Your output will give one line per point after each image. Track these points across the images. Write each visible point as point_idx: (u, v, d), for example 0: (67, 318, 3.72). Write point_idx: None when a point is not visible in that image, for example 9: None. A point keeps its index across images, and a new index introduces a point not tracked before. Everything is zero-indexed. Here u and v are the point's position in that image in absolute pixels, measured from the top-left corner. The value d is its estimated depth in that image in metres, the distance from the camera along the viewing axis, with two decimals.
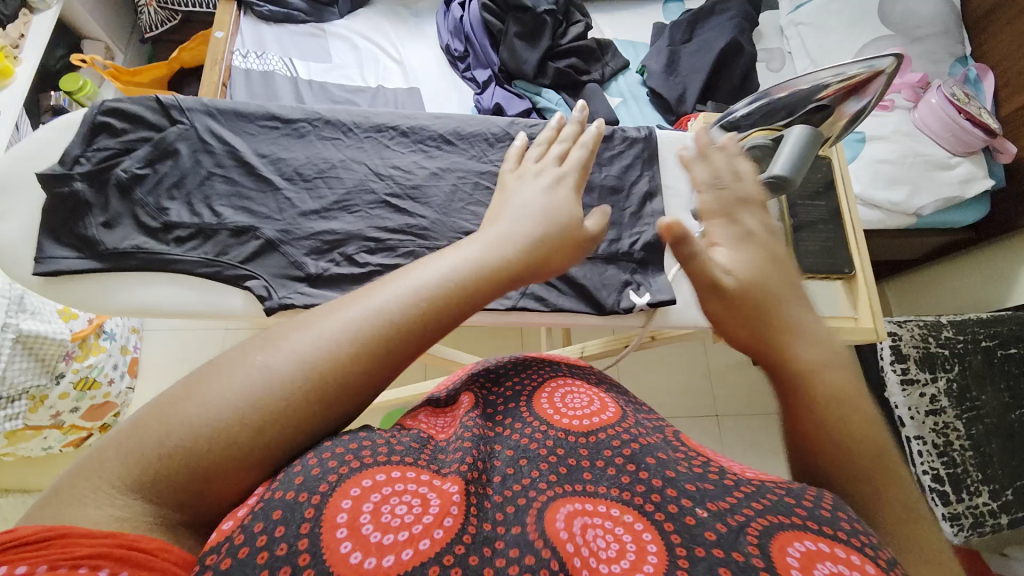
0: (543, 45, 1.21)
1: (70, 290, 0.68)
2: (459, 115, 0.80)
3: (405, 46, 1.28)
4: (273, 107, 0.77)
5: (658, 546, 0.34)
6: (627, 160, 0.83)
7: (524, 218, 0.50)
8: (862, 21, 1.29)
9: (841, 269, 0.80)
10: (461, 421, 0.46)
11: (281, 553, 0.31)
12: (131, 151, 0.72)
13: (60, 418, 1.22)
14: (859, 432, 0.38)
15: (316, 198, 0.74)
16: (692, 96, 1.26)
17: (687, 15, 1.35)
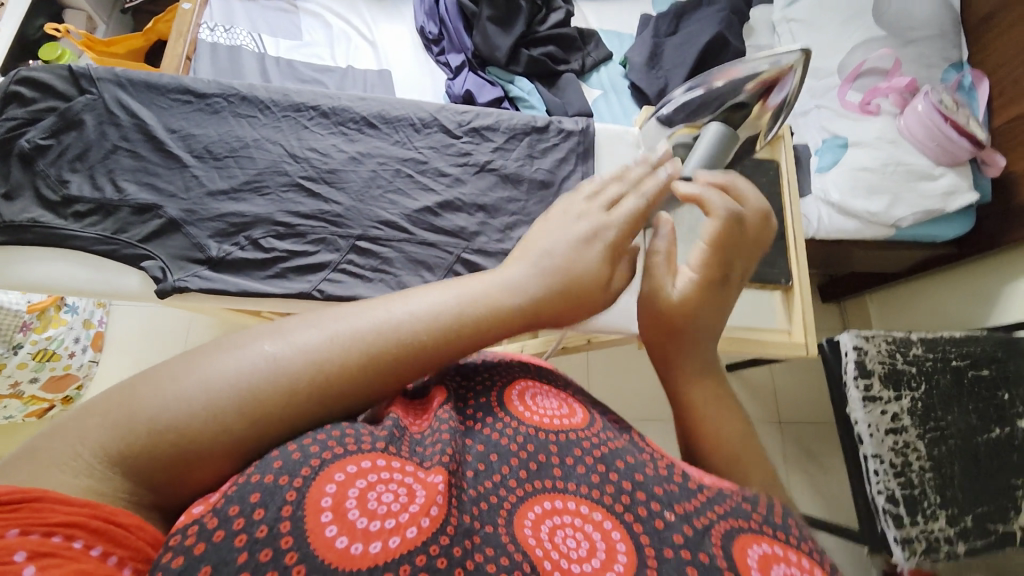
0: (517, 31, 1.17)
1: None
2: (384, 99, 0.78)
3: (379, 28, 1.24)
4: (187, 80, 0.75)
5: (626, 544, 0.33)
6: (561, 154, 0.79)
7: (541, 261, 0.42)
8: (853, 21, 1.24)
9: (777, 280, 0.77)
10: (438, 411, 0.40)
11: (261, 535, 0.28)
12: (37, 122, 0.70)
13: (20, 387, 1.21)
14: (734, 430, 0.44)
15: (225, 177, 0.72)
16: (673, 90, 1.22)
17: (674, 7, 1.31)
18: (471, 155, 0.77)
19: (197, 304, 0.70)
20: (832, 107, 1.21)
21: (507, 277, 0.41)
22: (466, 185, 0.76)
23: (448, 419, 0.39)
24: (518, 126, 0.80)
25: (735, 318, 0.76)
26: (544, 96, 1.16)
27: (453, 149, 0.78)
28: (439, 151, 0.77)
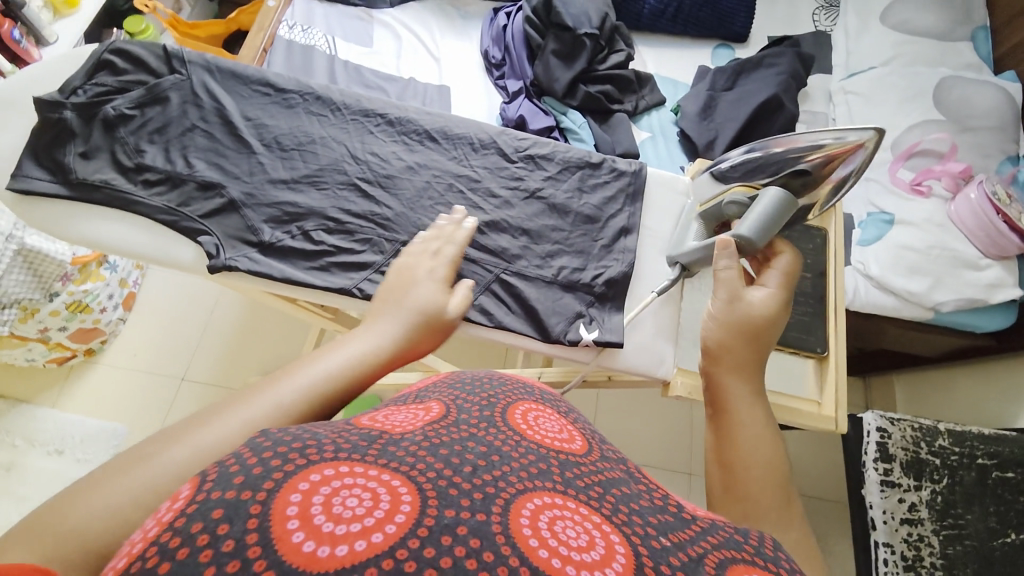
0: (579, 66, 1.19)
1: (36, 210, 0.70)
2: (448, 115, 0.81)
3: (445, 44, 1.29)
4: (270, 74, 0.79)
5: (626, 548, 0.31)
6: (610, 192, 0.81)
7: (390, 317, 0.52)
8: (912, 101, 1.24)
9: (812, 348, 0.75)
10: (422, 425, 0.37)
11: (228, 549, 0.25)
12: (125, 92, 0.74)
13: (48, 334, 1.25)
14: (767, 452, 0.47)
15: (288, 168, 0.75)
16: (721, 144, 1.24)
17: (733, 63, 1.33)
18: (523, 181, 0.79)
19: (241, 284, 0.73)
20: (882, 182, 1.20)
21: (370, 345, 0.47)
22: (514, 209, 0.78)
23: (434, 429, 0.36)
24: (572, 159, 0.82)
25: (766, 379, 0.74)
26: (594, 132, 1.18)
27: (507, 172, 0.80)
28: (492, 171, 0.80)
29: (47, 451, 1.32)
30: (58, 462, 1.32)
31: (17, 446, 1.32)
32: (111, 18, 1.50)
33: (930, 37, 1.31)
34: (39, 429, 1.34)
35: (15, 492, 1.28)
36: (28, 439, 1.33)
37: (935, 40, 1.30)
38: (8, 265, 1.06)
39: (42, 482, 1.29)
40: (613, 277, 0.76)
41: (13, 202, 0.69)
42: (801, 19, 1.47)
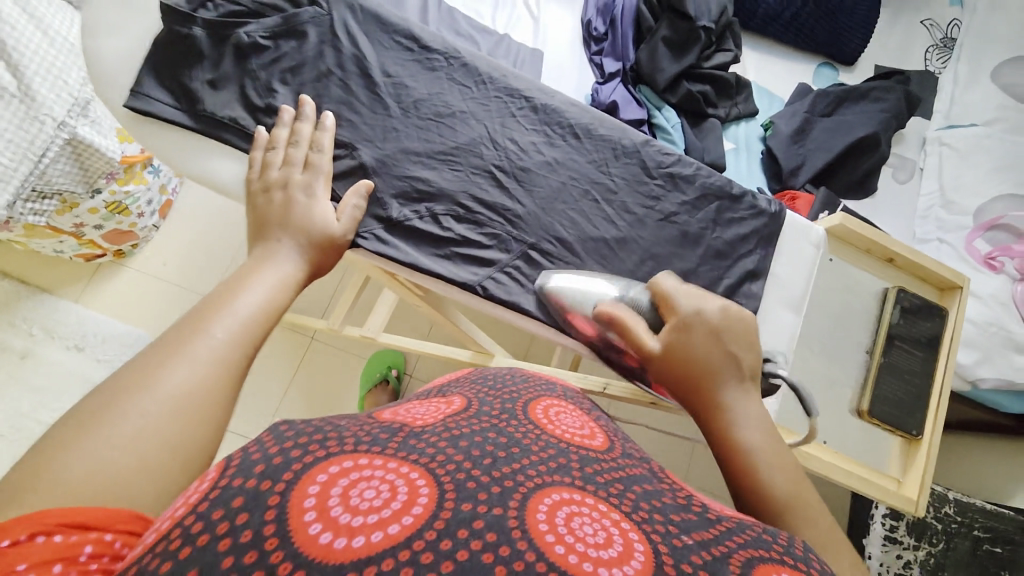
0: (688, 61, 1.12)
1: (153, 133, 0.69)
2: (595, 113, 0.74)
3: (547, 6, 1.19)
4: (416, 28, 0.72)
5: (644, 546, 0.32)
6: (746, 231, 0.73)
7: (288, 252, 0.56)
8: (1009, 170, 1.20)
9: (908, 428, 0.73)
10: (444, 419, 0.40)
11: (247, 538, 0.28)
12: (261, 16, 0.70)
13: (82, 230, 1.20)
14: (777, 485, 0.48)
15: (424, 139, 0.70)
16: (806, 173, 1.20)
17: (838, 89, 1.25)
18: (660, 201, 0.73)
19: (362, 259, 0.70)
20: (955, 246, 1.19)
21: (279, 279, 0.53)
22: (645, 229, 0.72)
23: (456, 424, 0.39)
24: (712, 185, 0.74)
25: (848, 449, 0.73)
26: (687, 136, 1.12)
27: (645, 187, 0.73)
28: (630, 183, 0.73)
29: (66, 345, 1.31)
30: (76, 358, 1.30)
31: (34, 335, 1.30)
32: None
33: None
34: (59, 322, 1.32)
35: (30, 382, 1.27)
36: (47, 329, 1.31)
37: None
38: (58, 154, 1.01)
39: (58, 376, 1.29)
40: None
41: (135, 122, 0.67)
42: (914, 53, 1.37)
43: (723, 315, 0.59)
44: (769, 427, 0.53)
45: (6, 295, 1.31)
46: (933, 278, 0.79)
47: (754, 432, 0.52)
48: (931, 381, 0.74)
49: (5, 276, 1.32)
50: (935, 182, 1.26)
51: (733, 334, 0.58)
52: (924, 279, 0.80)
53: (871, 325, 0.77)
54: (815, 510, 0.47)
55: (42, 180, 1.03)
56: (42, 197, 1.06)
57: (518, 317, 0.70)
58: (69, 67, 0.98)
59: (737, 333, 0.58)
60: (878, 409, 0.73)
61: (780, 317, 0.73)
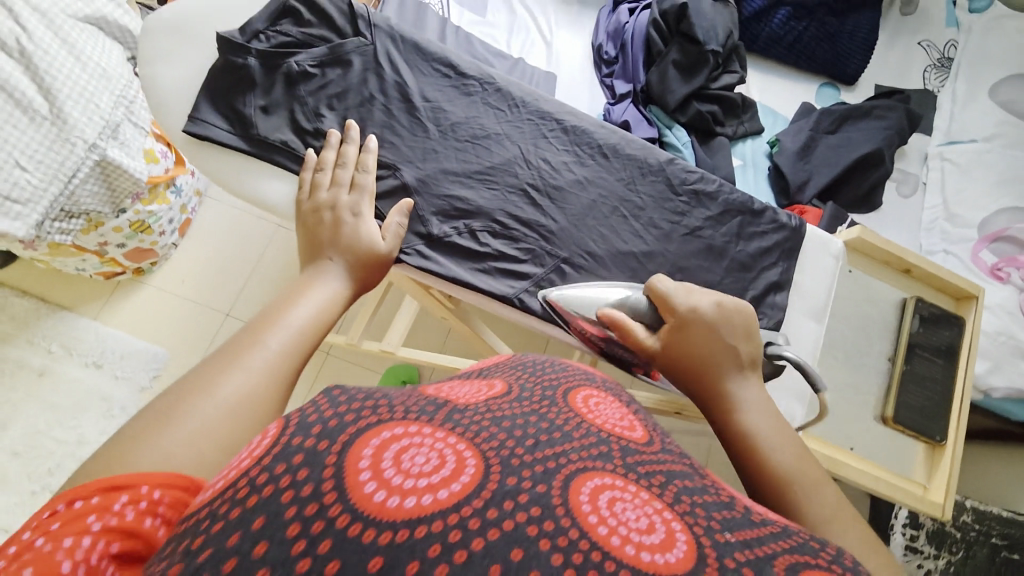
0: (697, 83, 1.16)
1: (209, 157, 0.72)
2: (622, 134, 0.76)
3: (558, 31, 1.24)
4: (454, 56, 0.76)
5: (687, 536, 0.29)
6: (767, 244, 0.76)
7: (337, 274, 0.58)
8: (1010, 184, 1.24)
9: (932, 434, 0.75)
10: (485, 400, 0.37)
11: (306, 492, 0.27)
12: (309, 46, 0.74)
13: (105, 248, 1.22)
14: (775, 452, 0.49)
15: (462, 160, 0.74)
16: (813, 188, 1.23)
17: (841, 107, 1.29)
18: (685, 217, 0.75)
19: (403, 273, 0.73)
20: (961, 257, 1.22)
21: (327, 297, 0.55)
22: (671, 243, 0.74)
23: (497, 405, 0.37)
24: (734, 201, 0.77)
25: (876, 455, 0.74)
26: (697, 154, 1.16)
27: (671, 204, 0.76)
28: (657, 200, 0.76)
29: (84, 362, 1.32)
30: (94, 375, 1.31)
31: (53, 352, 1.32)
32: None
33: None
34: (78, 339, 1.33)
35: (48, 399, 1.28)
36: (66, 346, 1.32)
37: None
38: (88, 175, 1.01)
39: (76, 393, 1.29)
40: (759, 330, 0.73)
41: (192, 146, 0.71)
42: (913, 73, 1.42)
43: (717, 310, 0.60)
44: (771, 410, 0.54)
45: (26, 312, 1.33)
46: (950, 287, 0.80)
47: (756, 416, 0.52)
48: (951, 387, 0.76)
49: (26, 295, 1.34)
50: (939, 196, 1.29)
51: (732, 326, 0.59)
52: (941, 289, 0.81)
53: (892, 335, 0.79)
54: (822, 487, 0.46)
55: (70, 201, 1.03)
56: (70, 216, 1.06)
57: (552, 328, 0.72)
58: (101, 91, 0.99)
59: (739, 326, 0.60)
60: (902, 416, 0.74)
61: (803, 327, 0.75)
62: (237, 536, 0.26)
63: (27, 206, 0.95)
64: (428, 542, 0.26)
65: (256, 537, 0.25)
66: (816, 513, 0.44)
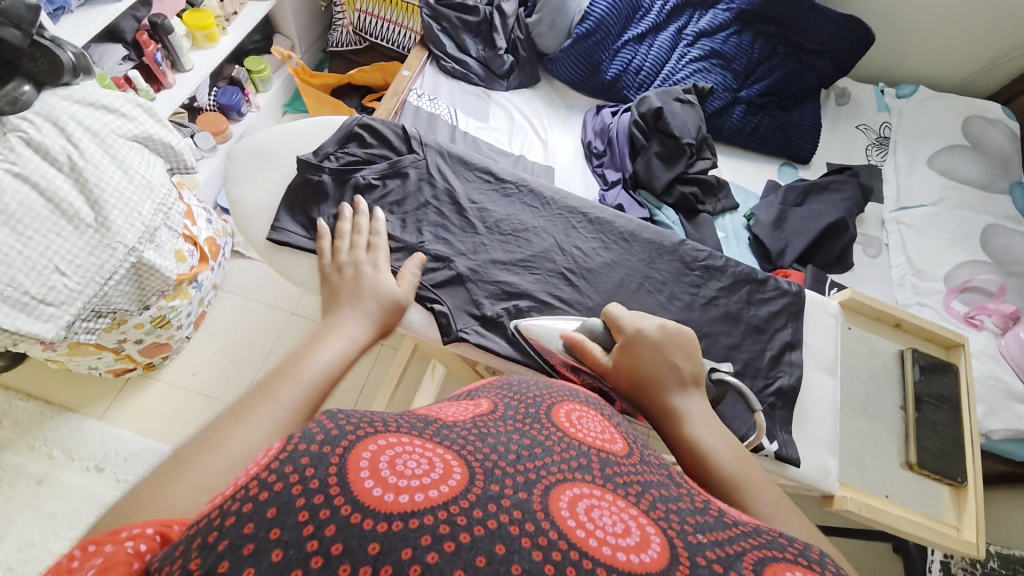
0: (678, 169, 1.32)
1: (286, 260, 0.81)
2: (638, 222, 0.88)
3: (552, 131, 1.42)
4: (492, 165, 0.91)
5: (660, 538, 0.34)
6: (776, 308, 0.84)
7: (353, 325, 0.64)
8: (961, 241, 1.41)
9: (953, 475, 0.79)
10: (472, 418, 0.44)
11: (314, 485, 0.30)
12: (371, 163, 0.87)
13: (123, 345, 1.22)
14: (725, 458, 0.56)
15: (506, 250, 0.85)
16: (792, 254, 1.36)
17: (803, 183, 1.47)
18: (701, 289, 0.84)
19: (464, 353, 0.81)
20: (935, 308, 1.34)
21: (344, 345, 0.61)
22: (693, 313, 0.82)
23: (483, 425, 0.42)
24: (742, 272, 0.86)
25: (908, 502, 0.78)
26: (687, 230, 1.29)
27: (687, 278, 0.85)
28: (676, 277, 0.85)
29: (84, 466, 1.26)
30: (95, 480, 1.25)
31: (54, 458, 1.27)
32: (239, 57, 1.71)
33: (974, 185, 1.50)
34: (81, 442, 1.29)
35: (44, 509, 1.21)
36: (68, 451, 1.28)
37: (982, 186, 1.50)
38: (121, 276, 1.03)
39: (74, 501, 1.23)
40: (783, 387, 0.78)
41: (271, 250, 0.81)
42: (857, 151, 1.63)
43: (661, 332, 0.67)
44: (709, 417, 0.61)
45: (28, 417, 1.30)
46: (941, 338, 0.88)
47: (702, 426, 0.59)
48: (959, 429, 0.83)
49: (30, 398, 1.32)
50: (902, 255, 1.44)
51: (672, 345, 0.67)
52: (930, 338, 0.90)
53: (898, 385, 0.85)
54: (763, 487, 0.54)
55: (102, 303, 1.05)
56: (98, 315, 1.07)
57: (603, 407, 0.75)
58: (143, 200, 1.03)
59: (674, 345, 0.66)
60: (924, 460, 0.79)
61: (820, 382, 0.81)
62: (252, 525, 0.28)
63: (60, 307, 0.94)
64: (420, 532, 0.29)
65: (271, 524, 0.29)
66: (761, 511, 0.51)
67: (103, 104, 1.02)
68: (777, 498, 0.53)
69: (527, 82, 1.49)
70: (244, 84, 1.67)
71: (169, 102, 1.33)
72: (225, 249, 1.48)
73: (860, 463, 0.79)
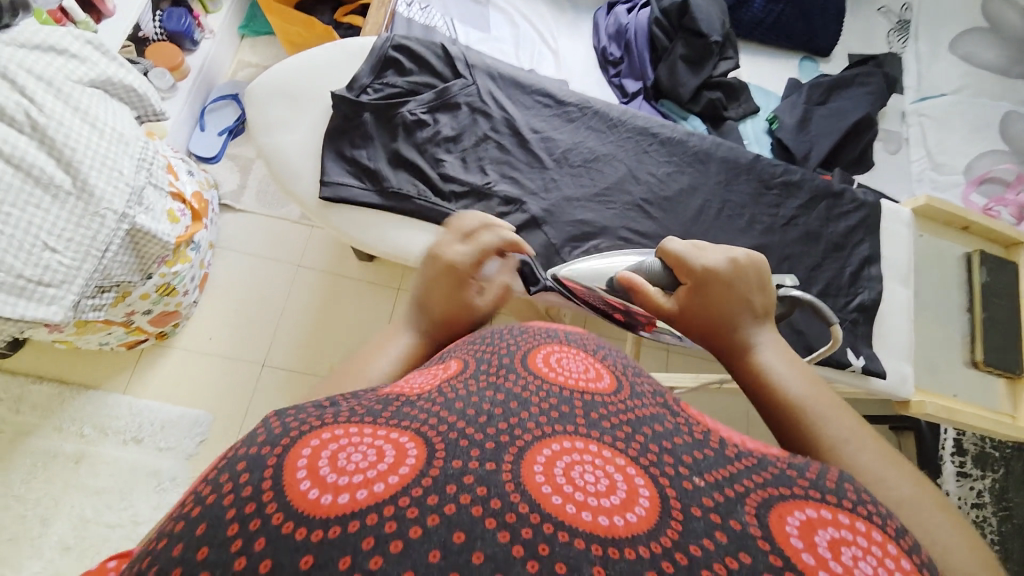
0: (705, 73, 1.21)
1: (345, 211, 0.85)
2: (713, 139, 0.90)
3: (562, 37, 1.27)
4: (551, 87, 0.91)
5: (650, 490, 0.30)
6: (853, 222, 0.90)
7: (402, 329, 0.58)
8: (984, 129, 1.38)
9: (1013, 370, 0.88)
10: (440, 383, 0.38)
11: (247, 493, 0.27)
12: (416, 93, 0.87)
13: (132, 317, 1.15)
14: (800, 387, 0.50)
15: (579, 183, 0.88)
16: (817, 157, 1.28)
17: (827, 78, 1.37)
18: (780, 209, 0.89)
19: (545, 300, 0.85)
20: (956, 201, 1.34)
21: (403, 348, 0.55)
22: (774, 235, 0.88)
23: (450, 387, 0.37)
24: (817, 188, 0.91)
25: (974, 397, 0.88)
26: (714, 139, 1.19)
27: (766, 199, 0.89)
28: (754, 198, 0.89)
29: (121, 440, 1.25)
30: (135, 452, 1.24)
31: (86, 436, 1.24)
32: None
33: (995, 67, 1.44)
34: (110, 417, 1.26)
35: (89, 486, 1.20)
36: (99, 427, 1.25)
37: (1003, 69, 1.44)
38: (118, 246, 0.93)
39: (119, 474, 1.22)
40: (863, 303, 0.86)
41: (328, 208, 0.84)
42: (878, 38, 1.52)
43: (734, 259, 0.62)
44: (786, 351, 0.55)
45: (47, 399, 1.26)
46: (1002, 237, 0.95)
47: (774, 356, 0.54)
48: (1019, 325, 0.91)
49: (43, 380, 1.27)
50: (922, 147, 1.40)
51: (748, 277, 0.61)
52: (992, 239, 0.96)
53: (964, 288, 0.92)
54: (839, 412, 0.47)
55: (103, 276, 0.95)
56: (103, 290, 0.99)
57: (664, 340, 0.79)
58: (122, 155, 0.90)
59: (748, 274, 0.61)
60: (990, 357, 0.88)
61: (895, 291, 0.89)
62: (179, 547, 0.25)
63: (60, 286, 0.84)
64: (361, 535, 0.26)
65: (198, 544, 0.25)
66: (832, 435, 0.45)
67: (50, 44, 0.86)
68: (862, 433, 0.45)
69: None
70: (192, 3, 1.43)
71: (116, 35, 1.13)
72: (214, 203, 1.36)
73: (929, 369, 0.88)
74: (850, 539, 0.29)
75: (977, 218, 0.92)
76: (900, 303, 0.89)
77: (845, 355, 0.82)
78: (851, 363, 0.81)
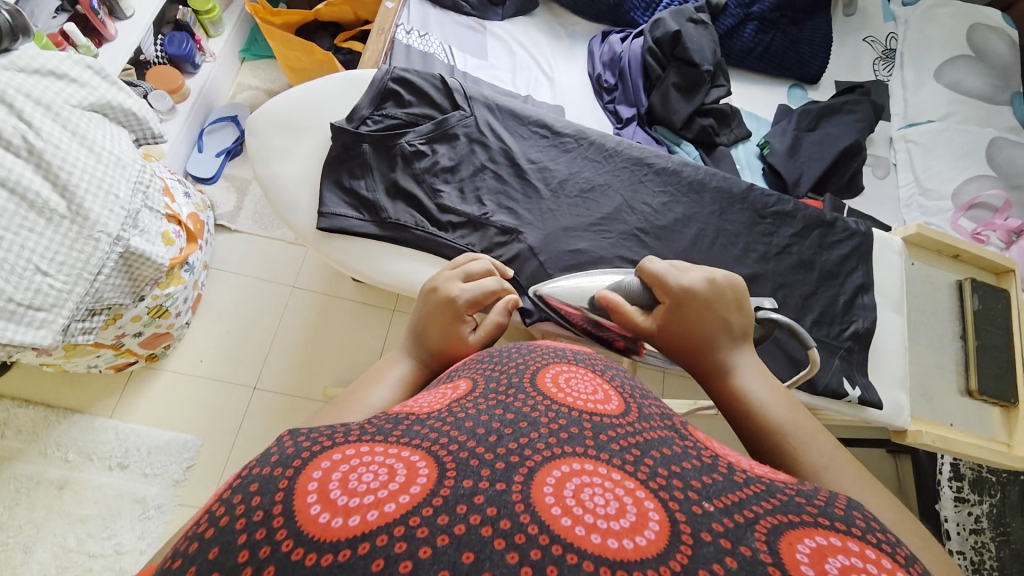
0: (697, 101, 1.24)
1: (341, 241, 0.85)
2: (707, 170, 0.91)
3: (558, 64, 1.30)
4: (548, 118, 0.93)
5: (660, 514, 0.29)
6: (846, 250, 0.91)
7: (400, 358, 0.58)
8: (969, 156, 1.42)
9: (1007, 398, 0.89)
10: (450, 403, 0.38)
11: (258, 517, 0.27)
12: (415, 125, 0.88)
13: (122, 340, 1.13)
14: (777, 409, 0.50)
15: (575, 211, 0.89)
16: (807, 182, 1.31)
17: (816, 106, 1.40)
18: (774, 237, 0.90)
19: (541, 330, 0.85)
20: (944, 226, 1.36)
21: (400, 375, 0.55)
22: (769, 263, 0.89)
23: (460, 406, 0.37)
24: (810, 217, 0.92)
25: (970, 426, 0.88)
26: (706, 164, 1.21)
27: (760, 227, 0.90)
28: (748, 227, 0.90)
29: (107, 465, 1.21)
30: (121, 478, 1.21)
31: (71, 461, 1.21)
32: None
33: (977, 96, 1.48)
34: (96, 442, 1.23)
35: (72, 514, 1.17)
36: (84, 453, 1.22)
37: (985, 98, 1.48)
38: (111, 269, 0.93)
39: (104, 501, 1.19)
40: (857, 331, 0.87)
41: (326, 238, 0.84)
42: (864, 67, 1.57)
43: (715, 276, 0.62)
44: (767, 372, 0.56)
45: (32, 423, 1.23)
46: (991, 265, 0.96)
47: (753, 379, 0.54)
48: (1010, 353, 0.91)
49: (28, 404, 1.24)
50: (910, 173, 1.43)
51: (727, 295, 0.61)
52: (981, 267, 0.98)
53: (957, 316, 0.93)
54: (817, 436, 0.47)
55: (95, 299, 0.94)
56: (93, 313, 0.97)
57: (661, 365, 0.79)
58: (118, 178, 0.90)
59: (725, 293, 0.61)
60: (984, 386, 0.88)
61: (888, 318, 0.90)
62: (193, 571, 0.25)
63: (51, 311, 0.83)
64: (371, 558, 0.25)
65: (209, 569, 0.25)
66: (809, 459, 0.45)
67: (49, 69, 0.87)
68: (839, 456, 0.46)
69: (524, 9, 1.33)
70: (192, 27, 1.45)
71: (115, 59, 1.14)
72: (209, 224, 1.35)
73: (925, 397, 0.88)
74: (859, 565, 0.28)
75: (967, 247, 0.93)
76: (894, 331, 0.89)
77: (841, 385, 0.82)
78: (847, 393, 0.82)
